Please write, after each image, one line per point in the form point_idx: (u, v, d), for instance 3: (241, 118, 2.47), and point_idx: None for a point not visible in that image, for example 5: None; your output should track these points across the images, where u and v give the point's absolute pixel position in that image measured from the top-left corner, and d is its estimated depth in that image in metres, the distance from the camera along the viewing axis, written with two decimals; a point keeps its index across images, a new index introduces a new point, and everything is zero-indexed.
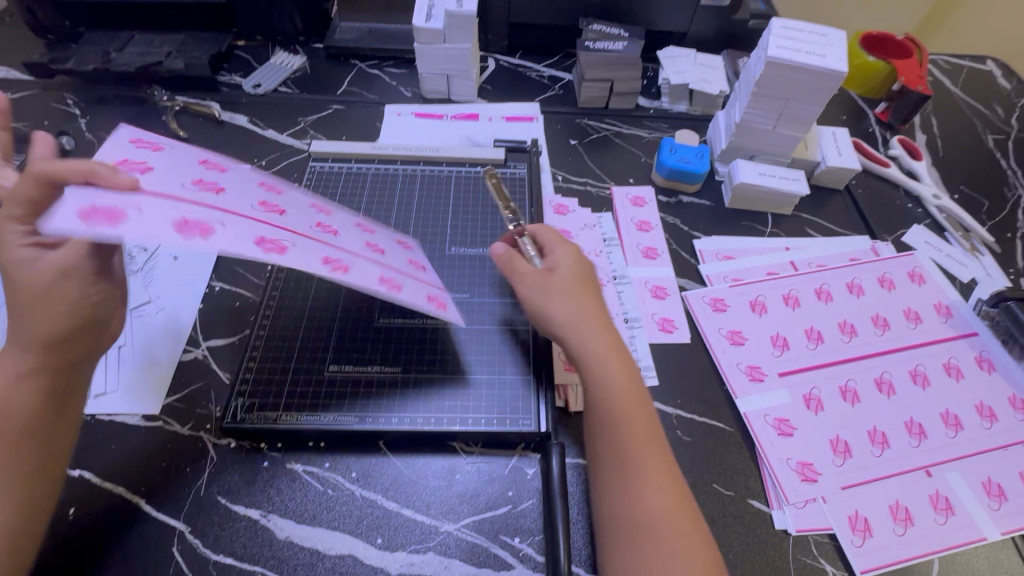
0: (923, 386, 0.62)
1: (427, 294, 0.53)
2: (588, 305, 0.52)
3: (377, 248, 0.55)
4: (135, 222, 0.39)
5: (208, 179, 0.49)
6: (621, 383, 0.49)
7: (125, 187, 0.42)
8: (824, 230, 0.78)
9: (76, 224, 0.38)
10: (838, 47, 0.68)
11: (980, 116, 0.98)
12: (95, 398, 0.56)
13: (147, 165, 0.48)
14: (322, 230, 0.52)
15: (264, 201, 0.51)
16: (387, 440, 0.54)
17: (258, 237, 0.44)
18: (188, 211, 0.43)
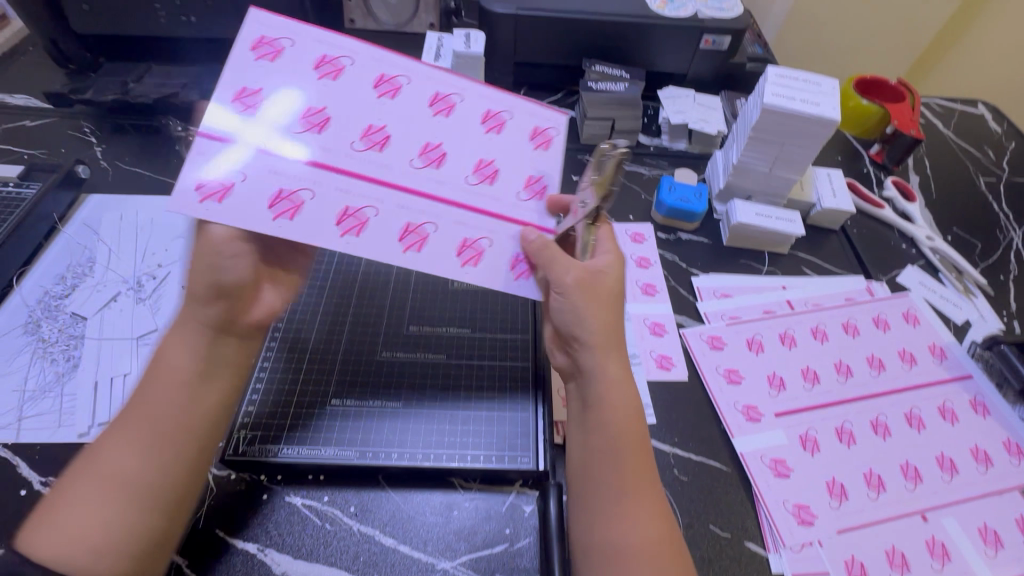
0: (919, 429, 0.63)
1: (518, 252, 0.53)
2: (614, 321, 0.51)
3: (485, 176, 0.54)
4: (237, 202, 0.47)
5: (316, 104, 0.51)
6: (630, 406, 0.49)
7: (237, 148, 0.49)
8: (820, 270, 0.79)
9: (193, 200, 0.47)
10: (832, 96, 0.70)
11: (972, 159, 1.01)
12: (99, 426, 0.57)
13: (263, 95, 0.51)
14: (421, 169, 0.52)
15: (371, 127, 0.52)
16: (386, 475, 0.55)
17: (341, 208, 0.49)
18: (280, 178, 0.49)
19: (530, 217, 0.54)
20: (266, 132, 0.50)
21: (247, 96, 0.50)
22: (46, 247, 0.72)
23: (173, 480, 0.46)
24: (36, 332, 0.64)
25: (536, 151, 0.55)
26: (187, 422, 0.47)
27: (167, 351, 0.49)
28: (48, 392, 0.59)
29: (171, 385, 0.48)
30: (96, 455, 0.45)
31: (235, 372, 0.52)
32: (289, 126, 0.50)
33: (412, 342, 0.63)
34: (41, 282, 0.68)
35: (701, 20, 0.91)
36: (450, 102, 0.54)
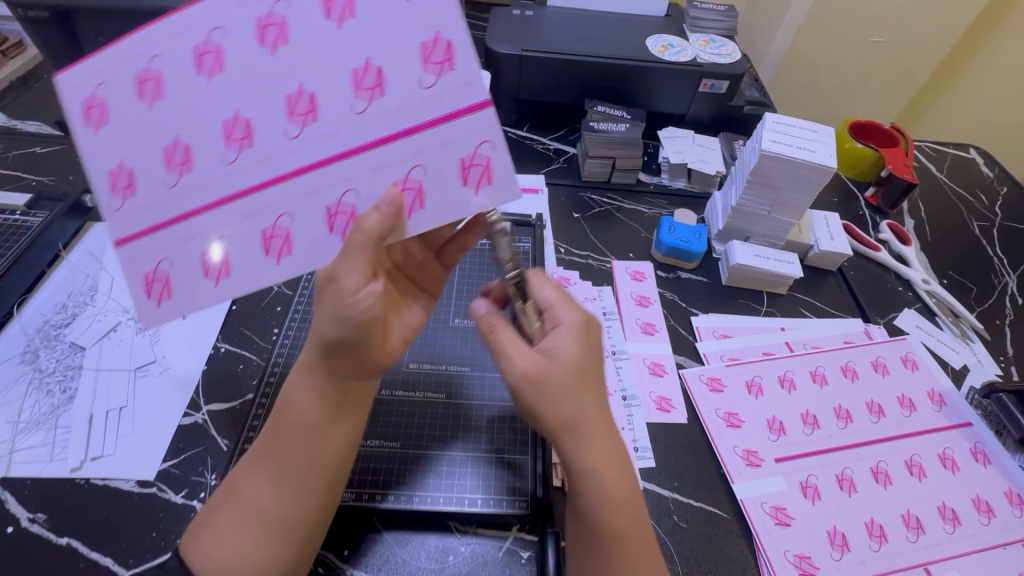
0: (920, 477, 0.62)
1: (461, 154, 0.43)
2: (589, 408, 0.45)
3: (371, 86, 0.41)
4: (181, 290, 0.45)
5: (168, 138, 0.42)
6: (616, 497, 0.45)
7: (142, 238, 0.44)
8: (818, 311, 0.80)
9: (152, 307, 0.46)
10: (828, 143, 0.72)
11: (966, 203, 1.03)
12: (92, 460, 0.57)
13: (124, 168, 0.43)
14: (301, 133, 0.42)
15: (226, 120, 0.42)
16: (381, 517, 0.54)
17: (258, 232, 0.43)
18: (204, 233, 0.44)
19: (452, 103, 0.41)
20: (156, 204, 0.43)
21: (118, 180, 0.43)
22: (49, 275, 0.72)
23: (306, 515, 0.45)
24: (34, 362, 0.64)
25: (411, 1, 0.40)
26: (315, 463, 0.46)
27: (293, 394, 0.47)
28: (41, 424, 0.59)
29: (297, 426, 0.46)
30: (238, 485, 0.46)
31: (359, 409, 0.49)
32: (163, 181, 0.43)
33: (411, 380, 0.63)
34: (41, 311, 0.68)
35: (700, 65, 0.94)
36: (279, 23, 0.40)
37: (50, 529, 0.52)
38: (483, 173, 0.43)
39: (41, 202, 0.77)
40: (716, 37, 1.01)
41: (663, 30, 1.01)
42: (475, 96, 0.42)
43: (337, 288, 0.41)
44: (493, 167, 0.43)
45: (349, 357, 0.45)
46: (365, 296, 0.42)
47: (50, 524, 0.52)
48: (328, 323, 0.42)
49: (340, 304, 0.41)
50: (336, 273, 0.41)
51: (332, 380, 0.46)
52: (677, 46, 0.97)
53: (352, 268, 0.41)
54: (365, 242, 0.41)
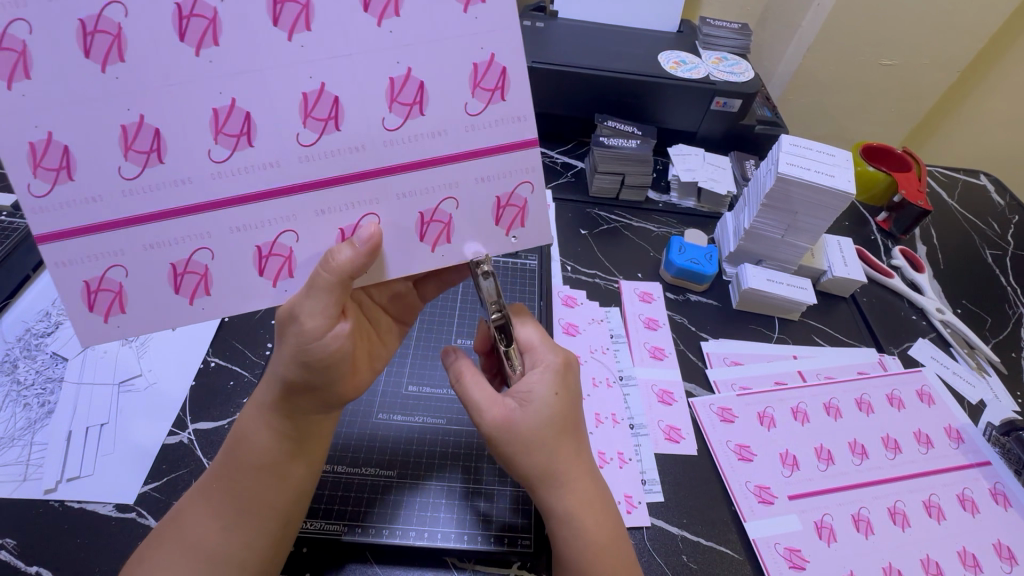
0: (939, 519, 0.60)
1: (498, 194, 0.43)
2: (563, 456, 0.45)
3: (410, 100, 0.39)
4: (139, 302, 0.41)
5: (129, 118, 0.36)
6: (597, 543, 0.44)
7: (80, 236, 0.38)
8: (831, 339, 0.78)
9: (101, 322, 0.41)
10: (845, 168, 0.70)
11: (978, 231, 1.01)
12: (68, 481, 0.53)
13: (55, 143, 0.35)
14: (318, 141, 0.39)
15: (219, 109, 0.37)
16: (373, 551, 0.51)
17: (253, 250, 0.41)
18: (173, 251, 0.40)
19: (493, 136, 0.41)
20: (102, 199, 0.37)
21: (42, 157, 0.36)
22: (33, 280, 0.69)
23: (255, 553, 0.44)
24: (12, 373, 0.61)
25: (469, 13, 0.38)
26: (270, 503, 0.44)
27: (250, 428, 0.45)
28: (16, 440, 0.56)
29: (251, 462, 0.45)
30: (185, 514, 0.44)
31: (319, 448, 0.49)
32: (118, 170, 0.37)
33: (409, 404, 0.61)
34: (24, 319, 0.65)
35: (713, 83, 0.92)
36: (303, 4, 0.35)
37: (18, 556, 0.48)
38: (517, 215, 0.45)
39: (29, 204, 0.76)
40: (728, 55, 0.99)
41: (674, 46, 1.00)
42: (521, 133, 0.42)
43: (298, 328, 0.40)
44: (528, 210, 0.45)
45: (310, 397, 0.44)
46: (331, 338, 0.41)
47: (19, 550, 0.49)
48: (289, 365, 0.41)
49: (302, 348, 0.40)
50: (295, 311, 0.40)
51: (290, 418, 0.45)
52: (689, 63, 0.95)
53: (316, 309, 0.40)
54: (332, 279, 0.39)
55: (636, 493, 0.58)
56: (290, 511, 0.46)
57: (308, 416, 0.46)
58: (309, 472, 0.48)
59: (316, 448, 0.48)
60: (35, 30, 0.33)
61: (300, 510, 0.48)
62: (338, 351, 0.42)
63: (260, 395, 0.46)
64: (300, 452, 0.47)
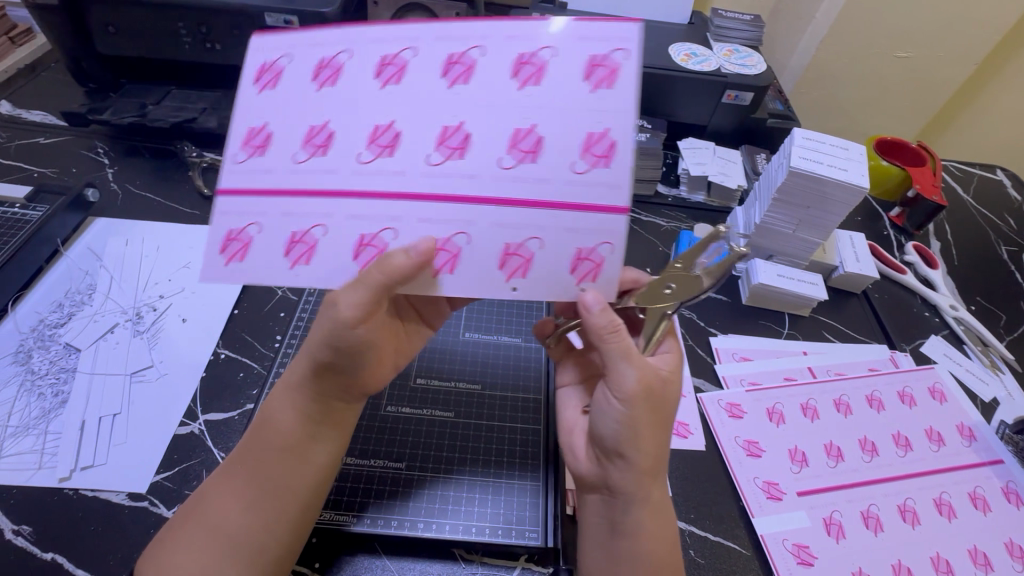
0: (949, 517, 0.59)
1: (580, 245, 0.44)
2: (668, 438, 0.48)
3: (527, 149, 0.42)
4: (255, 258, 0.45)
5: (257, 122, 0.45)
6: (660, 517, 0.47)
7: (245, 196, 0.45)
8: (842, 335, 0.77)
9: (220, 263, 0.45)
10: (858, 162, 0.69)
11: (994, 227, 0.99)
12: (82, 470, 0.54)
13: (264, 130, 0.45)
14: (443, 164, 0.43)
15: (380, 126, 0.44)
16: (383, 541, 0.51)
17: (356, 238, 0.44)
18: (293, 221, 0.44)
19: (588, 195, 0.43)
20: (273, 171, 0.45)
21: (252, 138, 0.45)
22: (46, 271, 0.70)
23: (278, 537, 0.44)
24: (27, 363, 0.61)
25: (595, 93, 0.42)
26: (291, 484, 0.45)
27: (275, 409, 0.47)
28: (30, 430, 0.57)
29: (276, 443, 0.46)
30: (209, 493, 0.45)
31: (342, 434, 0.49)
32: (293, 155, 0.44)
33: (417, 397, 0.61)
34: (38, 309, 0.66)
35: (724, 75, 0.91)
36: (467, 66, 0.43)
37: (34, 543, 0.49)
38: (591, 270, 0.44)
39: (42, 196, 0.75)
40: (740, 47, 0.98)
41: (685, 38, 0.98)
42: (613, 200, 0.43)
43: (334, 313, 0.43)
44: (603, 266, 0.44)
45: (339, 377, 0.46)
46: (360, 330, 0.44)
47: (35, 537, 0.50)
48: (323, 346, 0.44)
49: (336, 331, 0.43)
50: (336, 296, 0.42)
51: (318, 399, 0.46)
52: (700, 55, 0.94)
53: (354, 300, 0.42)
54: (381, 278, 0.41)
55: None
56: (313, 493, 0.46)
57: (333, 396, 0.47)
58: (334, 454, 0.48)
59: (341, 432, 0.49)
60: (291, 60, 0.46)
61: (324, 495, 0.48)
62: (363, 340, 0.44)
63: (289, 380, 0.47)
64: (323, 432, 0.47)
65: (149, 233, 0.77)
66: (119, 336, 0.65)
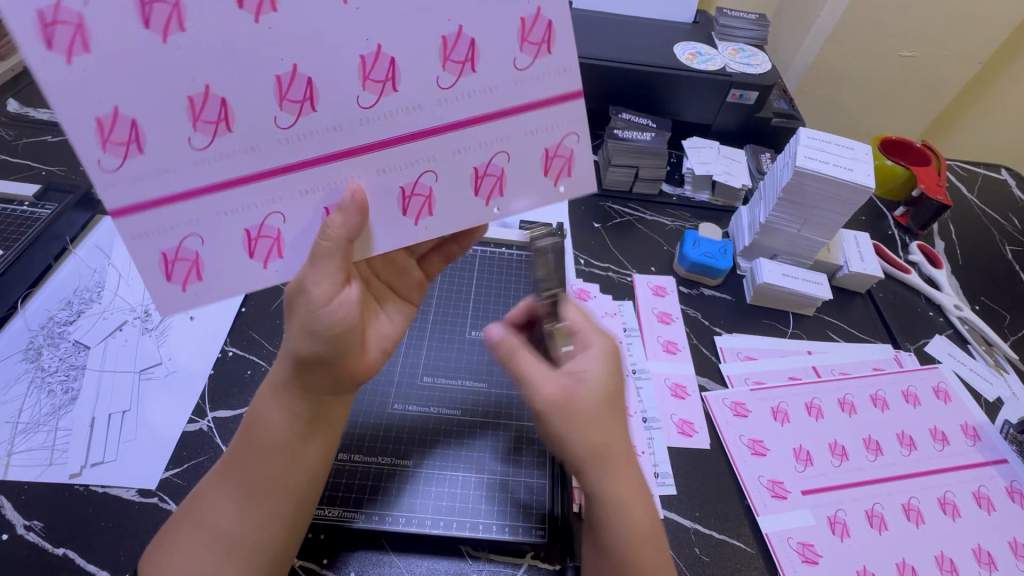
0: (953, 516, 0.60)
1: (546, 145, 0.45)
2: (620, 439, 0.45)
3: (463, 58, 0.40)
4: (213, 272, 0.41)
5: (281, 69, 0.37)
6: (638, 531, 0.44)
7: (165, 207, 0.38)
8: (847, 334, 0.77)
9: (178, 290, 0.42)
10: (864, 161, 0.69)
11: (998, 226, 0.99)
12: (92, 467, 0.54)
13: (300, 74, 0.37)
14: (533, 64, 0.41)
15: (366, 55, 0.38)
16: (390, 538, 0.52)
17: (321, 211, 0.42)
18: (240, 218, 0.40)
19: (553, 89, 0.42)
20: (174, 169, 0.37)
21: (110, 132, 0.36)
22: (55, 268, 0.71)
23: (274, 535, 0.44)
24: (36, 361, 0.62)
25: None
26: (284, 483, 0.45)
27: (264, 408, 0.46)
28: (40, 426, 0.57)
29: (269, 444, 0.45)
30: (205, 493, 0.46)
31: (332, 430, 0.49)
32: (190, 141, 0.37)
33: (424, 395, 0.62)
34: (47, 307, 0.67)
35: (729, 75, 0.91)
36: None
37: (45, 539, 0.50)
38: (564, 164, 0.46)
39: (50, 193, 0.76)
40: (745, 46, 0.98)
41: (690, 37, 0.98)
42: (561, 88, 0.43)
43: (307, 299, 0.42)
44: (575, 158, 0.46)
45: (321, 371, 0.45)
46: (336, 305, 0.42)
47: (46, 533, 0.50)
48: (301, 337, 0.43)
49: (310, 317, 0.42)
50: (305, 284, 0.41)
51: (305, 396, 0.46)
52: (705, 54, 0.94)
53: (320, 277, 0.41)
54: (331, 244, 0.40)
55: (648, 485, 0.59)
56: (305, 491, 0.46)
57: (325, 392, 0.46)
58: (324, 450, 0.48)
59: (332, 428, 0.49)
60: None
61: (317, 491, 0.48)
62: (346, 316, 0.43)
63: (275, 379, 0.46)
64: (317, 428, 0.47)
65: None
66: (128, 333, 0.65)
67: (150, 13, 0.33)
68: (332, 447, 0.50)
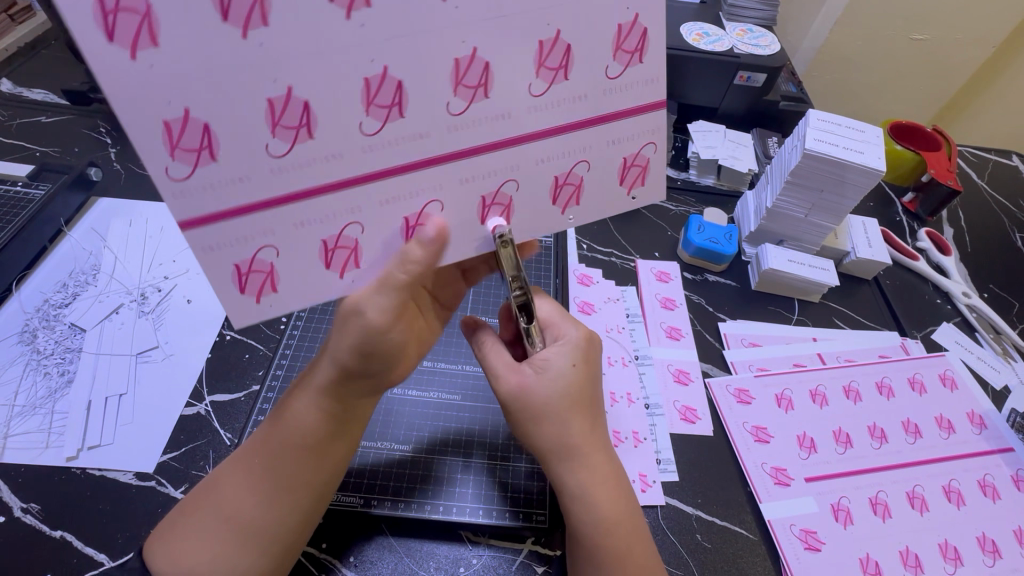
0: (958, 504, 0.59)
1: (625, 154, 0.44)
2: (575, 428, 0.44)
3: (556, 66, 0.38)
4: (289, 281, 0.39)
5: (374, 69, 0.35)
6: (612, 518, 0.44)
7: (234, 215, 0.36)
8: (852, 321, 0.76)
9: (251, 302, 0.39)
10: (875, 144, 0.68)
11: (1008, 213, 0.98)
12: (88, 450, 0.54)
13: (391, 76, 0.35)
14: (623, 74, 0.40)
15: (461, 60, 0.36)
16: (388, 522, 0.51)
17: (402, 222, 0.40)
18: (317, 227, 0.38)
19: (634, 99, 0.42)
20: (250, 178, 0.35)
21: (179, 137, 0.33)
22: (50, 251, 0.70)
23: (288, 529, 0.44)
24: (32, 343, 0.61)
25: None
26: (307, 480, 0.45)
27: (295, 404, 0.45)
28: (37, 409, 0.56)
29: (294, 442, 0.44)
30: (220, 484, 0.45)
31: (358, 428, 0.48)
32: (267, 147, 0.35)
33: (421, 379, 0.61)
34: (42, 289, 0.66)
35: (736, 56, 0.89)
36: None
37: (42, 521, 0.50)
38: (640, 174, 0.46)
39: (45, 174, 0.74)
40: (755, 27, 0.95)
41: (697, 17, 0.96)
42: (651, 94, 0.42)
43: (366, 322, 0.41)
44: (649, 167, 0.46)
45: (364, 382, 0.44)
46: (394, 333, 0.42)
47: (43, 515, 0.50)
48: (352, 354, 0.42)
49: (368, 341, 0.41)
50: (365, 305, 0.41)
51: (339, 399, 0.45)
52: (712, 35, 0.92)
53: (385, 305, 0.41)
54: (404, 278, 0.41)
55: (650, 472, 0.58)
56: (324, 488, 0.46)
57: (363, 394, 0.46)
58: (348, 449, 0.48)
59: (358, 427, 0.48)
60: None
61: (335, 487, 0.48)
62: (396, 343, 0.43)
63: (312, 378, 0.45)
64: (346, 428, 0.46)
65: (152, 213, 0.76)
66: (123, 317, 0.64)
67: (231, 5, 0.30)
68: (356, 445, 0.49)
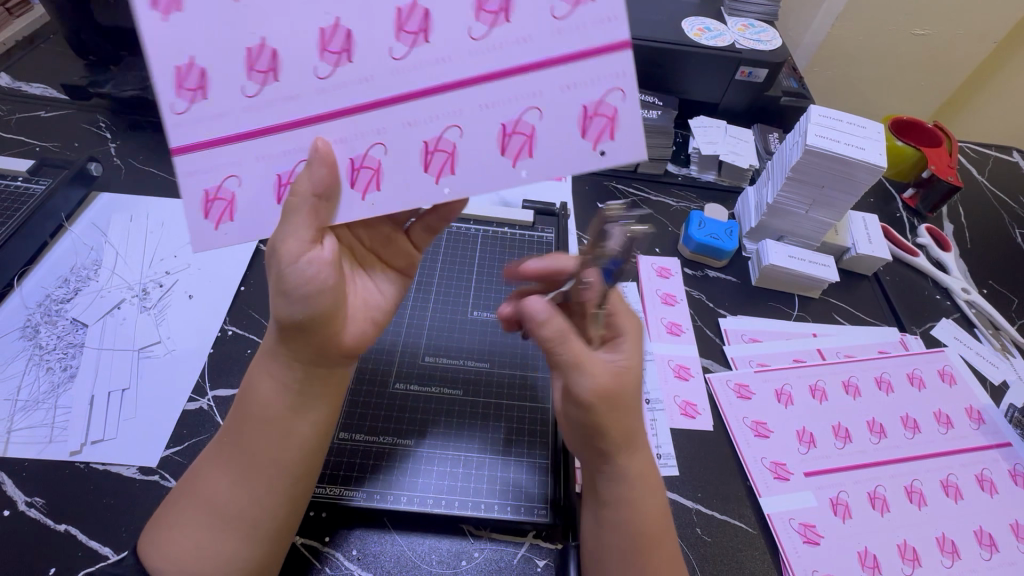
0: (956, 499, 0.60)
1: (585, 101, 0.41)
2: (640, 423, 0.46)
3: (495, 9, 0.39)
4: (244, 215, 0.42)
5: (329, 22, 0.39)
6: (653, 511, 0.46)
7: (211, 148, 0.41)
8: (852, 317, 0.76)
9: (211, 229, 0.43)
10: (877, 140, 0.68)
11: (1008, 209, 0.98)
12: (92, 444, 0.54)
13: (341, 27, 0.40)
14: (570, 14, 0.39)
15: (404, 10, 0.39)
16: (391, 516, 0.52)
17: (347, 162, 0.42)
18: (274, 163, 0.41)
19: (583, 40, 0.39)
20: (227, 115, 0.40)
21: (184, 78, 0.39)
22: (51, 246, 0.70)
23: (268, 510, 0.44)
24: (34, 338, 0.61)
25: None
26: (277, 458, 0.44)
27: (255, 381, 0.45)
28: (40, 404, 0.57)
29: (258, 419, 0.44)
30: (197, 475, 0.45)
31: (323, 401, 0.48)
32: (242, 89, 0.40)
33: (423, 374, 0.61)
34: (43, 285, 0.66)
35: (738, 51, 0.88)
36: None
37: (47, 515, 0.50)
38: (606, 126, 0.41)
39: (45, 169, 0.74)
40: (755, 22, 0.95)
41: (699, 12, 0.96)
42: None
43: (279, 257, 0.41)
44: (619, 121, 0.41)
45: (308, 340, 0.43)
46: (307, 262, 0.41)
47: (47, 509, 0.50)
48: (279, 300, 0.41)
49: (281, 276, 0.41)
50: (277, 243, 0.41)
51: (296, 366, 0.44)
52: (714, 30, 0.92)
53: (292, 233, 0.40)
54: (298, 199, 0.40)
55: None
56: (297, 464, 0.46)
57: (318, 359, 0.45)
58: (316, 423, 0.47)
59: (324, 399, 0.48)
60: None
61: (313, 465, 0.48)
62: (315, 277, 0.41)
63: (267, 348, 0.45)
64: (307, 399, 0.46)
65: (153, 209, 0.76)
66: (125, 313, 0.65)
67: None
68: (327, 419, 0.49)
